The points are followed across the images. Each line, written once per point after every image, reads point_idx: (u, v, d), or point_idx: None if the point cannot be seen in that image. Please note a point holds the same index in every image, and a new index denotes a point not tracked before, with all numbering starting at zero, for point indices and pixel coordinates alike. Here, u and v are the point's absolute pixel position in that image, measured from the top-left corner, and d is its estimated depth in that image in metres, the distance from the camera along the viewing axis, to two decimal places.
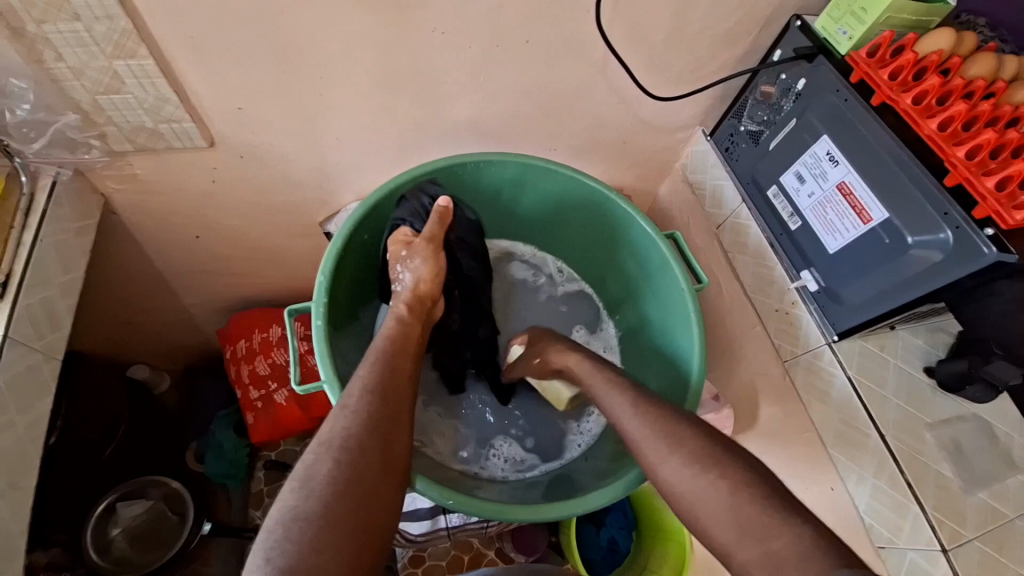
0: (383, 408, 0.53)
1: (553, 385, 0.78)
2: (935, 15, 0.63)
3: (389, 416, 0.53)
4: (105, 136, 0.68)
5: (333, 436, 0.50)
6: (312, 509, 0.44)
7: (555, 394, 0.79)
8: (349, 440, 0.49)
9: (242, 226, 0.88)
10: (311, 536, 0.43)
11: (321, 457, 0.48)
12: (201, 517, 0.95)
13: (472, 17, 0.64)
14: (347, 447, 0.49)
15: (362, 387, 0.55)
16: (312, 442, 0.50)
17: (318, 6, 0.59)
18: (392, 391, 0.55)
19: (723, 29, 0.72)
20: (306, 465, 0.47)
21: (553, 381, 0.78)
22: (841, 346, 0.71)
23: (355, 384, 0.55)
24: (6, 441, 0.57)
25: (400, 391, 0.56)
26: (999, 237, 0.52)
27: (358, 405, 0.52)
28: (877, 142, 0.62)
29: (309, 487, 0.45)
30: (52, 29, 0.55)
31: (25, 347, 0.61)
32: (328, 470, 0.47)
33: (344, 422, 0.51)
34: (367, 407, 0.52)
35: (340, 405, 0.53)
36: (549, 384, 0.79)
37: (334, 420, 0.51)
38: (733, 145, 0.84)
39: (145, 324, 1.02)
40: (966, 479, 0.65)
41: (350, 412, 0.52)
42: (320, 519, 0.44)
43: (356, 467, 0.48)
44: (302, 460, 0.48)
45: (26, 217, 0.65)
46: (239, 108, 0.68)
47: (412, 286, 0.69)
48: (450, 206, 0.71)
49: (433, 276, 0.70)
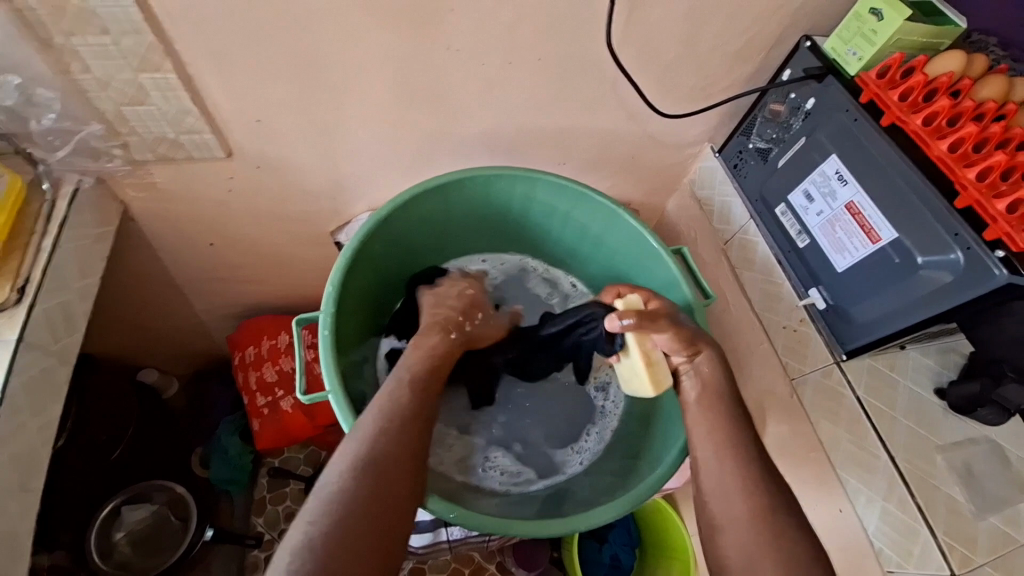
0: (408, 423, 0.55)
1: (660, 364, 0.68)
2: (945, 38, 0.64)
3: (411, 431, 0.55)
4: (128, 146, 0.70)
5: (355, 454, 0.51)
6: (332, 529, 0.46)
7: (658, 377, 0.67)
8: (370, 460, 0.51)
9: (255, 235, 0.89)
10: (330, 554, 0.44)
11: (344, 475, 0.49)
12: (204, 523, 0.94)
13: (487, 36, 0.66)
14: (368, 467, 0.50)
15: (393, 402, 0.57)
16: (334, 458, 0.51)
17: (338, 24, 0.61)
18: (417, 406, 0.57)
19: (733, 48, 0.73)
20: (329, 481, 0.49)
21: (664, 358, 0.68)
22: (850, 365, 0.71)
23: (383, 403, 0.57)
24: (18, 442, 0.58)
25: (425, 409, 0.58)
26: (1011, 259, 0.52)
27: (383, 424, 0.54)
28: (886, 161, 0.62)
29: (332, 505, 0.47)
30: (80, 42, 0.57)
31: (41, 350, 0.62)
32: (350, 489, 0.48)
33: (368, 441, 0.52)
34: (392, 421, 0.54)
35: (370, 416, 0.55)
36: (657, 360, 0.68)
37: (363, 431, 0.53)
38: (741, 162, 0.85)
39: (156, 328, 1.03)
40: (978, 503, 0.64)
41: (375, 432, 0.53)
42: (341, 534, 0.46)
43: (380, 483, 0.50)
44: (324, 476, 0.50)
45: (47, 223, 0.66)
46: (258, 120, 0.70)
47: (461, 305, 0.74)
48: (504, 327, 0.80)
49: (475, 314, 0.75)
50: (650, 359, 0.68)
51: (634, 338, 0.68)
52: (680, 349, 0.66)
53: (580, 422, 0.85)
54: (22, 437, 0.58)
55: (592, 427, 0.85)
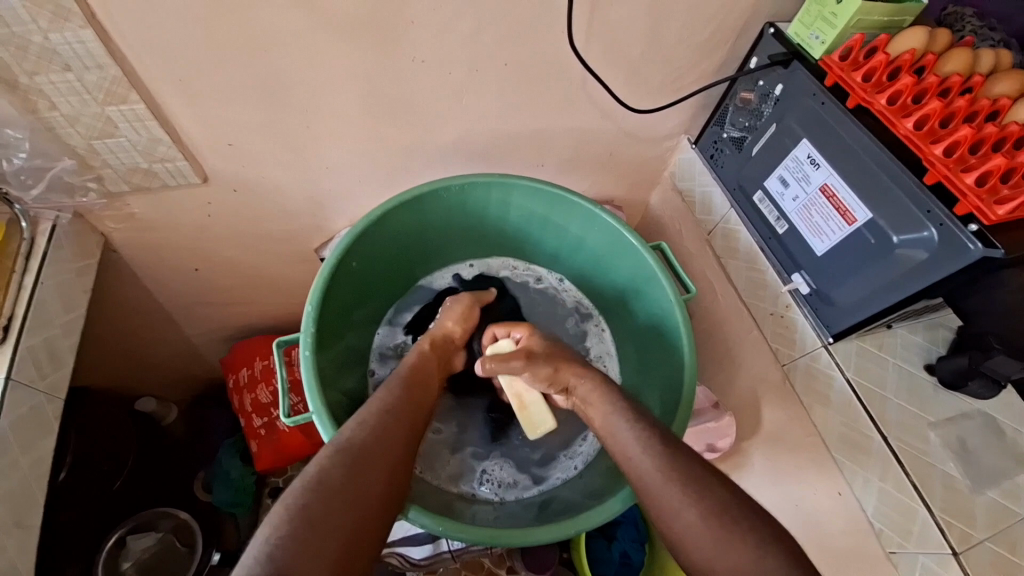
0: (394, 430, 0.56)
1: (535, 408, 0.76)
2: (907, 14, 0.63)
3: (397, 436, 0.55)
4: (102, 179, 0.70)
5: (346, 445, 0.52)
6: (317, 512, 0.45)
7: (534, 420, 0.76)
8: (359, 451, 0.52)
9: (238, 257, 0.89)
10: (312, 537, 0.44)
11: (333, 463, 0.50)
12: (210, 547, 0.98)
13: (449, 46, 0.66)
14: (357, 458, 0.51)
15: (380, 407, 0.58)
16: (325, 446, 0.52)
17: (298, 44, 0.61)
18: (405, 414, 0.58)
19: (699, 40, 0.73)
20: (318, 469, 0.49)
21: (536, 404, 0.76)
22: (837, 348, 0.71)
23: (374, 403, 0.58)
24: (10, 481, 0.58)
25: (414, 418, 0.59)
26: (984, 233, 0.51)
27: (376, 421, 0.55)
28: (855, 142, 0.62)
29: (317, 494, 0.47)
30: (44, 80, 0.57)
31: (29, 387, 0.63)
32: (339, 476, 0.49)
33: (358, 434, 0.53)
34: (379, 424, 0.55)
35: (357, 418, 0.56)
36: (528, 403, 0.76)
37: (349, 431, 0.54)
38: (717, 152, 0.85)
39: (149, 357, 1.03)
40: (974, 478, 0.63)
41: (368, 427, 0.54)
42: (318, 529, 0.44)
43: (361, 480, 0.49)
44: (314, 462, 0.50)
45: (27, 261, 0.67)
46: (230, 143, 0.70)
47: (440, 322, 0.77)
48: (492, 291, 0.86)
49: (461, 320, 0.78)
50: (523, 403, 0.77)
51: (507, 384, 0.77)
52: (547, 387, 0.73)
53: (575, 428, 0.84)
54: (13, 476, 0.59)
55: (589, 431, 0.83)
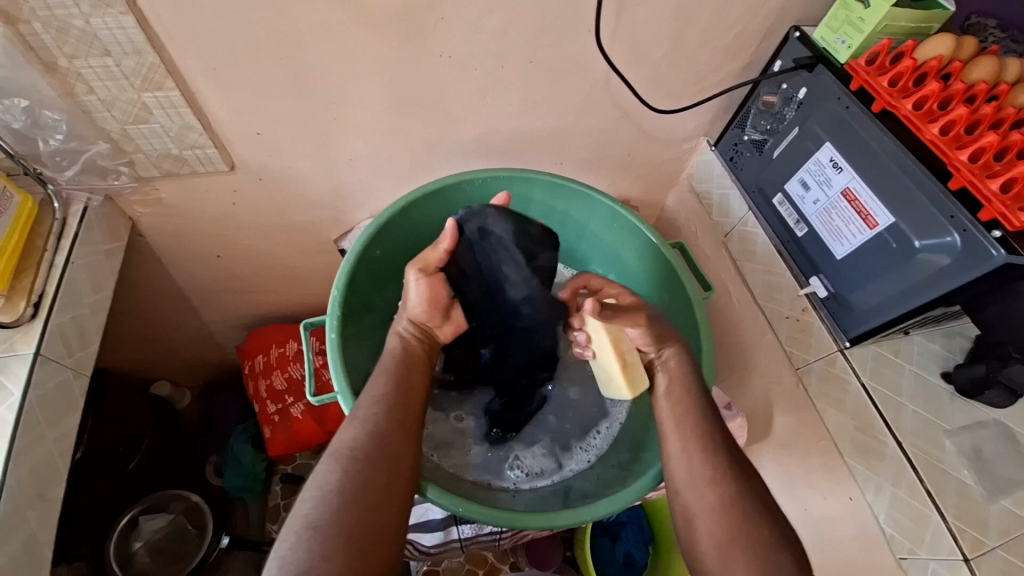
0: (389, 417, 0.56)
1: (637, 367, 0.66)
2: (934, 22, 0.64)
3: (396, 423, 0.56)
4: (133, 163, 0.72)
5: (342, 446, 0.53)
6: (322, 517, 0.47)
7: (636, 377, 0.66)
8: (356, 449, 0.52)
9: (259, 245, 0.91)
10: (324, 542, 0.45)
11: (331, 467, 0.51)
12: (219, 530, 0.97)
13: (477, 43, 0.67)
14: (354, 456, 0.51)
15: (372, 397, 0.58)
16: (323, 453, 0.52)
17: (329, 37, 0.62)
18: (402, 399, 0.58)
19: (723, 42, 0.74)
20: (321, 476, 0.50)
21: (639, 363, 0.66)
22: (854, 353, 0.71)
23: (373, 391, 0.58)
24: (37, 454, 0.59)
25: (411, 399, 0.59)
26: (1007, 239, 0.52)
27: (367, 414, 0.55)
28: (880, 147, 0.62)
29: (321, 501, 0.48)
30: (83, 64, 0.59)
31: (57, 363, 0.64)
32: (336, 478, 0.50)
33: (354, 432, 0.54)
34: (374, 416, 0.55)
35: (349, 416, 0.56)
36: (631, 361, 0.66)
37: (345, 430, 0.54)
38: (737, 154, 0.85)
39: (166, 341, 1.05)
40: (988, 486, 0.63)
41: (360, 424, 0.54)
42: (330, 532, 0.46)
43: (363, 476, 0.50)
44: (315, 472, 0.51)
45: (58, 241, 0.68)
46: (258, 133, 0.72)
47: (407, 303, 0.67)
48: (449, 244, 0.66)
49: (427, 301, 0.67)
50: (625, 360, 0.66)
51: (608, 339, 0.66)
52: (647, 342, 0.66)
53: (590, 421, 0.84)
54: (40, 449, 0.60)
55: (602, 423, 0.83)
